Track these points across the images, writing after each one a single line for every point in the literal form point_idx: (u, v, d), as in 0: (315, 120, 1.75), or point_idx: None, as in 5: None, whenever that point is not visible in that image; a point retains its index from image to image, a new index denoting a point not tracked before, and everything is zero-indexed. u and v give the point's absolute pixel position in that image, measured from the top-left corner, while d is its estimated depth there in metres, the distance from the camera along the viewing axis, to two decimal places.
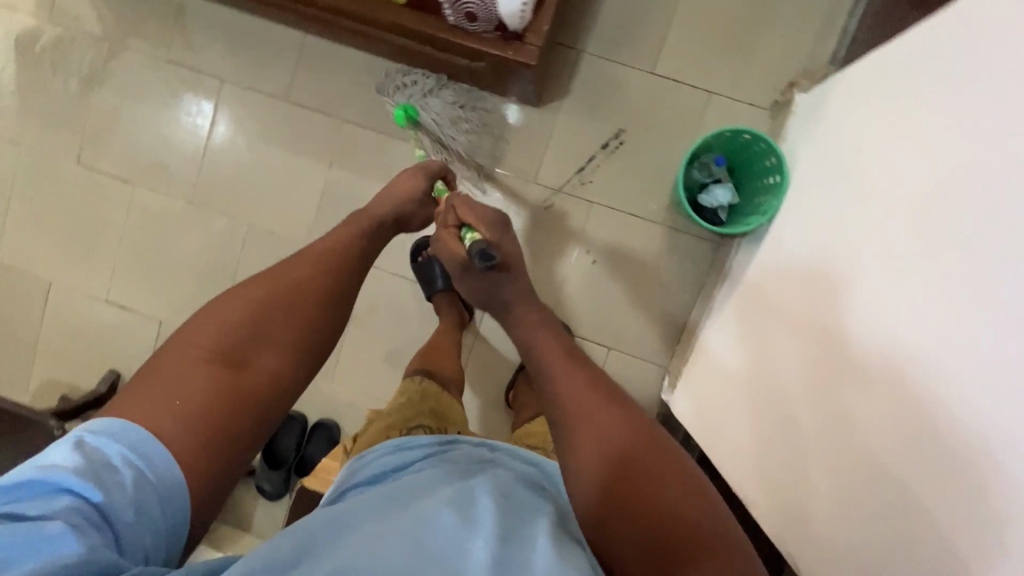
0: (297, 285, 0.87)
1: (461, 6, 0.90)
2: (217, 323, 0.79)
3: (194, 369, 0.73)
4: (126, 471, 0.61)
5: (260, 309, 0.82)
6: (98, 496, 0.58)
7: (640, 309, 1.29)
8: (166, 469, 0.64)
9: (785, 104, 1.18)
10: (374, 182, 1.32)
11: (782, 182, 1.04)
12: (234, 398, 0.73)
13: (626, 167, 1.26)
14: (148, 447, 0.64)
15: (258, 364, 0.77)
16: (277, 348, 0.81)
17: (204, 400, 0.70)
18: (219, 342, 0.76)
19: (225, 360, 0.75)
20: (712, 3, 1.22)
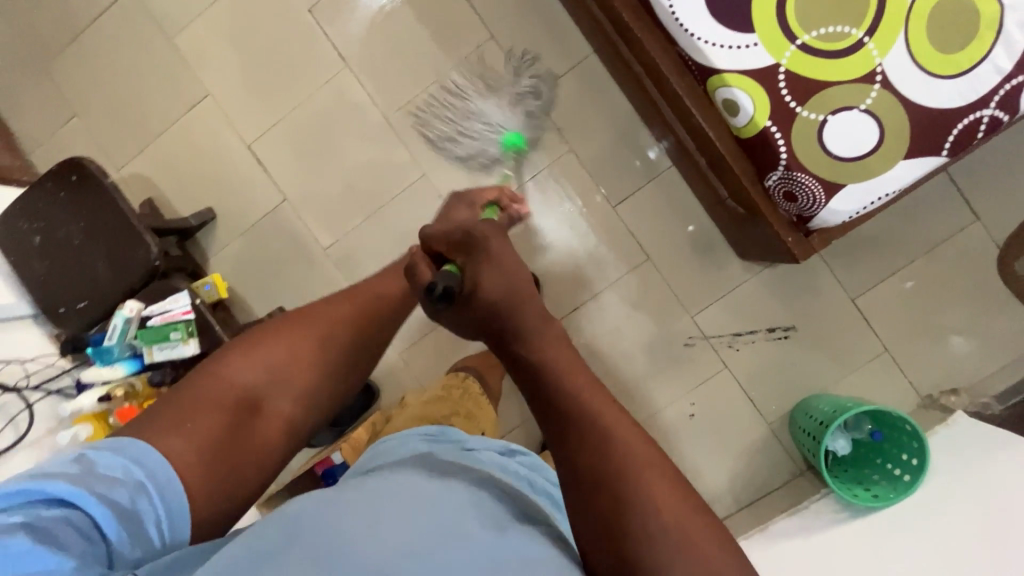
0: (349, 340, 0.69)
1: (789, 184, 0.87)
2: (251, 350, 0.64)
3: (219, 402, 0.59)
4: (126, 481, 0.51)
5: (302, 343, 0.66)
6: (90, 508, 0.48)
7: (701, 479, 1.30)
8: (168, 481, 0.53)
9: (940, 407, 1.21)
10: (559, 218, 1.28)
11: (908, 484, 1.06)
12: (250, 438, 0.60)
13: (773, 360, 1.27)
14: (153, 461, 0.53)
15: (280, 407, 0.63)
16: (304, 390, 0.65)
17: (223, 438, 0.58)
18: (241, 373, 0.62)
19: (249, 400, 0.61)
20: (941, 282, 1.22)
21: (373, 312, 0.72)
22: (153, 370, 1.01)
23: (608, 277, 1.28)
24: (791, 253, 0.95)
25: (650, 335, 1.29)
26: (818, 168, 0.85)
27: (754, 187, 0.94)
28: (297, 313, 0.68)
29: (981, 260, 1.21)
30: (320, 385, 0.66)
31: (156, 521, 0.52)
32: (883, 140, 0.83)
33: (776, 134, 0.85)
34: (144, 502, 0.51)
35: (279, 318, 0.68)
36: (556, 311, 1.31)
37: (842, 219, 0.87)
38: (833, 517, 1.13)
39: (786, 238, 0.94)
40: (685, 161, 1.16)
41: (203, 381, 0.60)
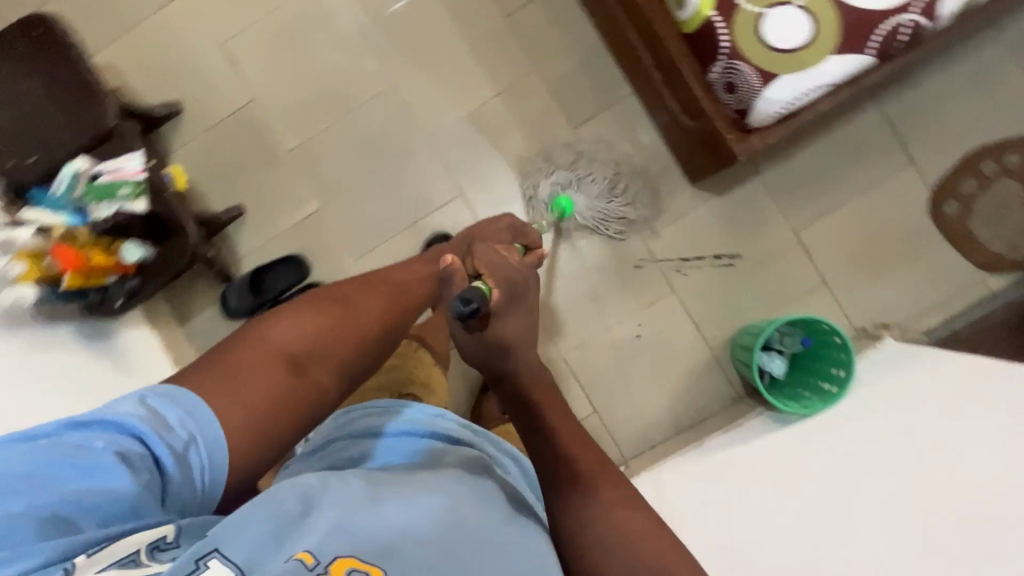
0: (378, 310, 0.72)
1: (729, 73, 0.93)
2: (295, 324, 0.65)
3: (262, 363, 0.61)
4: (178, 429, 0.53)
5: (339, 319, 0.68)
6: (154, 449, 0.51)
7: (643, 401, 1.32)
8: (214, 440, 0.55)
9: (871, 337, 1.26)
10: (522, 137, 1.32)
11: (835, 394, 1.10)
12: (294, 409, 0.61)
13: (718, 286, 1.31)
14: (203, 418, 0.55)
15: (320, 376, 0.63)
16: (340, 359, 0.66)
17: (267, 405, 0.59)
18: (285, 344, 0.63)
19: (292, 360, 0.62)
20: (877, 220, 1.29)
21: (396, 298, 0.75)
22: (96, 222, 0.98)
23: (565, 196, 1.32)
24: (731, 149, 1.00)
25: (602, 255, 1.32)
26: (755, 56, 0.91)
27: (699, 84, 0.99)
28: (331, 300, 0.69)
29: (915, 200, 1.28)
30: (355, 357, 0.68)
31: (202, 471, 0.54)
32: (815, 34, 0.90)
33: (717, 24, 0.91)
34: (191, 455, 0.53)
35: (319, 300, 0.69)
36: None
37: (776, 108, 0.93)
38: (764, 428, 1.16)
39: (728, 134, 0.99)
40: (643, 81, 1.22)
41: (252, 349, 0.61)
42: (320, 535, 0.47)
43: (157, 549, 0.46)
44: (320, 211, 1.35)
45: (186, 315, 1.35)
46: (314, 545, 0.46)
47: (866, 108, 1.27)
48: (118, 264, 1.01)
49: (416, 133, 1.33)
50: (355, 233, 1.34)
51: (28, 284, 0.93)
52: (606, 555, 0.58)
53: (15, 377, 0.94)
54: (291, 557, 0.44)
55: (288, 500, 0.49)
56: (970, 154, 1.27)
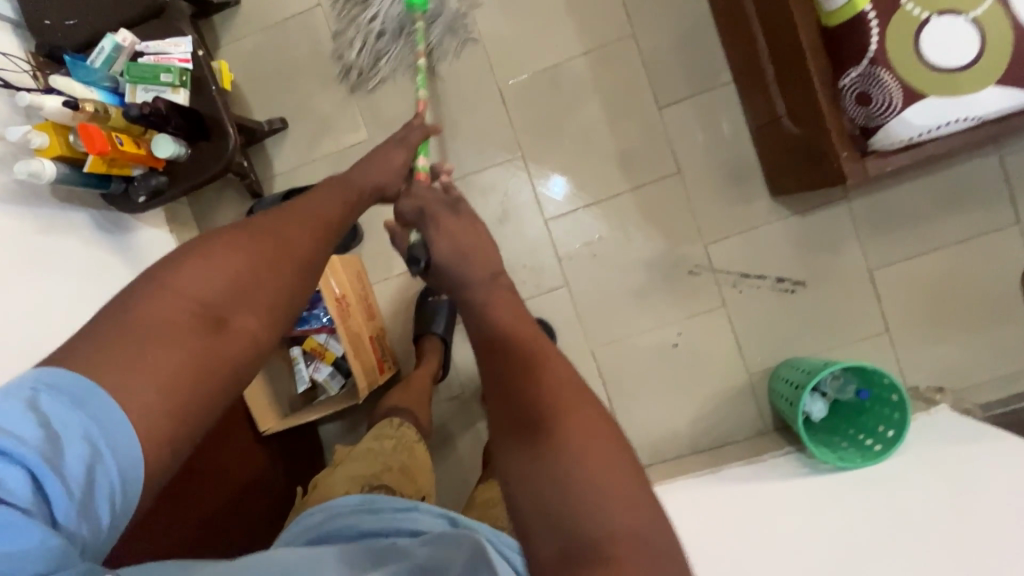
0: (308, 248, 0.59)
1: (867, 82, 0.81)
2: (206, 264, 0.52)
3: (169, 321, 0.48)
4: (81, 442, 0.40)
5: (264, 258, 0.55)
6: (48, 475, 0.39)
7: (664, 412, 1.25)
8: (126, 453, 0.42)
9: (921, 398, 1.17)
10: (600, 106, 1.20)
11: (878, 453, 1.02)
12: (214, 362, 0.49)
13: (773, 310, 1.21)
14: (104, 414, 0.42)
15: (247, 323, 0.52)
16: (272, 304, 0.54)
17: (178, 366, 0.46)
18: (193, 288, 0.50)
19: (207, 316, 0.50)
20: (961, 276, 1.18)
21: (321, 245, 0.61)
22: (130, 106, 0.89)
23: (632, 181, 1.21)
24: (840, 169, 0.88)
25: (657, 253, 1.22)
26: (904, 68, 0.78)
27: (825, 89, 0.86)
28: (243, 233, 0.56)
29: (1010, 264, 1.17)
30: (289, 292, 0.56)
31: (109, 495, 0.41)
32: (981, 56, 0.77)
33: (872, 21, 0.78)
34: (99, 473, 0.41)
35: (229, 235, 0.56)
36: (568, 202, 1.22)
37: (910, 135, 0.81)
38: (792, 471, 1.08)
39: (841, 151, 0.87)
40: (749, 71, 1.09)
41: (156, 298, 0.49)
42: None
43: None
44: (367, 142, 1.24)
45: (208, 224, 1.27)
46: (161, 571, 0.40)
47: (985, 151, 1.14)
48: (146, 156, 0.92)
49: (486, 79, 1.21)
50: None
51: (48, 158, 0.84)
52: (538, 466, 0.45)
53: (26, 257, 0.88)
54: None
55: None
56: None
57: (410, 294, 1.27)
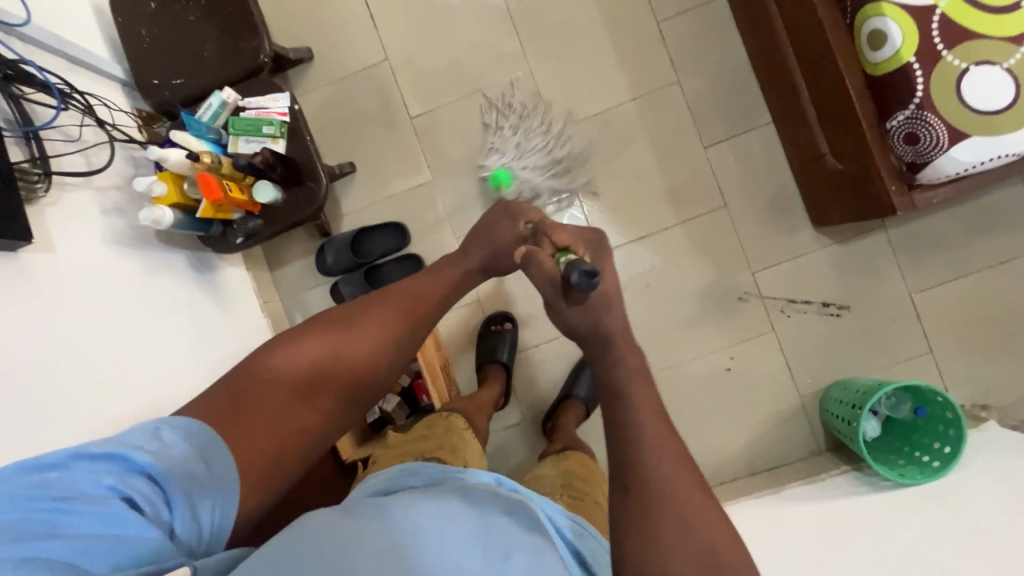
0: (389, 335, 0.74)
1: (914, 125, 0.89)
2: (305, 350, 0.68)
3: (270, 396, 0.64)
4: (192, 461, 0.55)
5: (347, 343, 0.70)
6: (164, 478, 0.53)
7: (719, 434, 1.29)
8: (224, 475, 0.57)
9: (968, 416, 1.22)
10: (649, 147, 1.29)
11: (937, 470, 1.05)
12: (296, 436, 0.64)
13: (820, 333, 1.27)
14: (211, 452, 0.57)
15: (327, 400, 0.68)
16: (350, 383, 0.70)
17: (271, 431, 0.62)
18: (290, 368, 0.66)
19: (298, 391, 0.66)
20: (996, 297, 1.25)
21: (399, 332, 0.75)
22: (238, 156, 0.96)
23: (681, 214, 1.29)
24: (890, 201, 0.95)
25: (707, 280, 1.29)
26: (948, 112, 0.87)
27: (872, 131, 0.95)
28: (336, 324, 0.72)
29: None
30: (361, 380, 0.71)
31: (211, 506, 0.55)
32: (1017, 99, 0.85)
33: (917, 71, 0.87)
34: (204, 485, 0.55)
35: (328, 325, 0.72)
36: (621, 236, 1.30)
37: (956, 170, 0.89)
38: (852, 488, 1.12)
39: (890, 185, 0.95)
40: (789, 114, 1.18)
41: (261, 376, 0.65)
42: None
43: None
44: (430, 182, 1.33)
45: (278, 262, 1.34)
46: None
47: (1011, 182, 1.23)
48: (248, 201, 1.00)
49: (542, 124, 1.30)
50: (461, 212, 1.32)
51: (165, 206, 0.91)
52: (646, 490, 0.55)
53: (135, 295, 0.94)
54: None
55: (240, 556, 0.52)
56: None
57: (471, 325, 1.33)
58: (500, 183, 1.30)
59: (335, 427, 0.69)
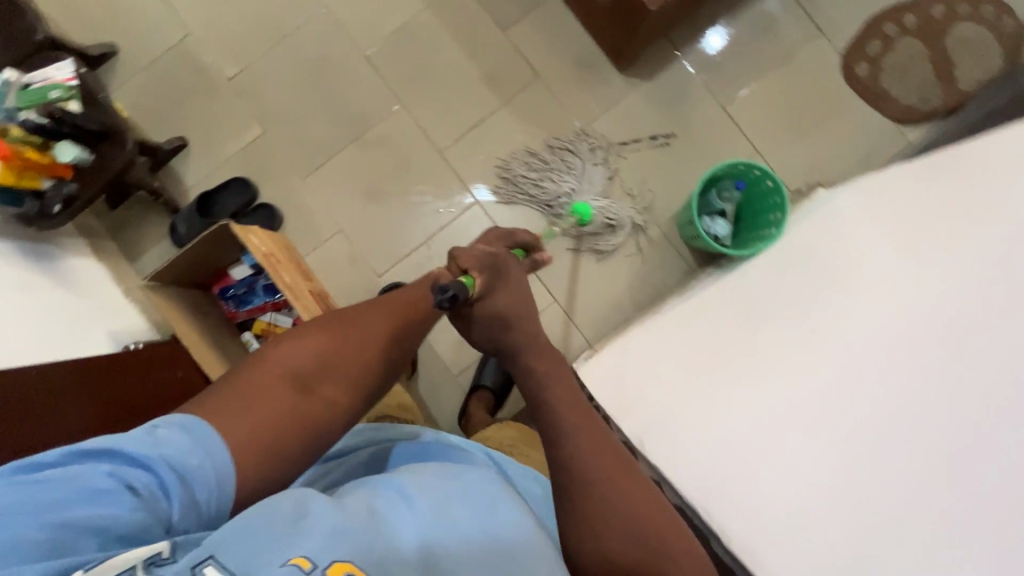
0: (378, 338, 0.74)
1: None
2: (312, 344, 0.69)
3: (276, 387, 0.64)
4: (190, 455, 0.55)
5: (342, 343, 0.71)
6: (162, 468, 0.53)
7: (600, 284, 1.36)
8: (223, 471, 0.56)
9: (803, 195, 1.32)
10: (456, 44, 1.37)
11: (773, 234, 1.12)
12: (306, 431, 0.64)
13: (657, 163, 1.36)
14: (212, 451, 0.56)
15: (322, 398, 0.66)
16: (352, 380, 0.70)
17: (268, 422, 0.61)
18: (298, 360, 0.67)
19: (295, 387, 0.65)
20: (796, 88, 1.37)
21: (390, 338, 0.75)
22: (28, 120, 0.99)
23: (502, 96, 1.37)
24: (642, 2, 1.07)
25: (543, 147, 1.36)
26: None
27: None
28: (337, 320, 0.73)
29: (827, 67, 1.37)
30: (366, 373, 0.71)
31: (209, 497, 0.55)
32: None
33: None
34: (200, 477, 0.54)
35: (332, 321, 0.73)
36: (456, 132, 1.37)
37: None
38: (711, 279, 1.19)
39: None
40: None
41: (268, 369, 0.65)
42: (320, 538, 0.48)
43: (153, 565, 0.48)
44: (264, 135, 1.37)
45: (137, 252, 1.35)
46: (311, 551, 0.47)
47: None
48: (51, 164, 1.02)
49: (353, 52, 1.37)
50: (301, 153, 1.37)
51: None
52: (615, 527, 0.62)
53: None
54: (286, 563, 0.46)
55: (286, 505, 0.50)
56: (869, 19, 1.37)
57: (340, 254, 1.35)
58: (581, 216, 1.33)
59: (329, 431, 0.66)
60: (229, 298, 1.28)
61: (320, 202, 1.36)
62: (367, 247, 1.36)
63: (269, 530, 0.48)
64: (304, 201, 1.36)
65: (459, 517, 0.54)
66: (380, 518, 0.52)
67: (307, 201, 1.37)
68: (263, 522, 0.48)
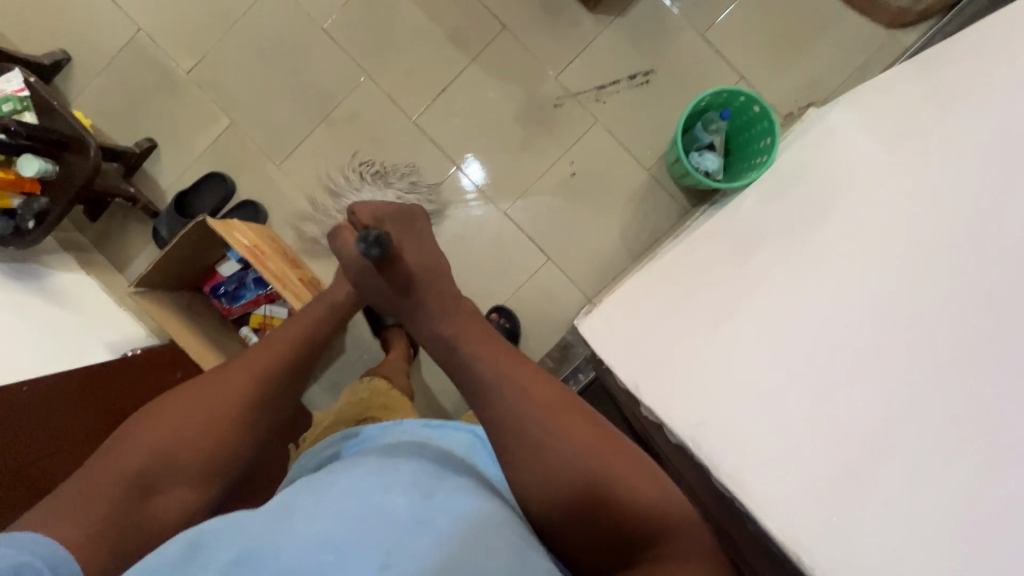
0: (246, 406, 0.68)
1: None
2: (163, 425, 0.64)
3: (115, 489, 0.59)
4: (5, 557, 0.49)
5: (203, 415, 0.66)
6: None
7: (593, 237, 1.32)
8: (64, 556, 0.53)
9: (796, 118, 1.26)
10: (415, 5, 1.31)
11: (765, 162, 1.07)
12: (152, 531, 0.60)
13: (638, 104, 1.30)
14: (39, 545, 0.52)
15: (174, 493, 0.62)
16: (208, 464, 0.64)
17: (112, 518, 0.57)
18: (144, 452, 0.62)
19: (144, 483, 0.60)
20: (777, 4, 1.29)
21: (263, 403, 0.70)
22: None
23: (470, 53, 1.31)
24: None
25: (518, 102, 1.31)
26: None
27: None
28: (197, 386, 0.68)
29: None
30: (229, 451, 0.66)
31: None
32: None
33: None
34: (34, 570, 0.50)
35: (190, 391, 0.68)
36: (426, 97, 1.32)
37: None
38: (706, 216, 1.15)
39: None
40: None
41: (109, 468, 0.60)
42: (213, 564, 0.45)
43: None
44: (233, 126, 1.33)
45: (126, 261, 1.34)
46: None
47: None
48: (17, 180, 1.00)
49: (310, 27, 1.32)
50: (272, 140, 1.34)
51: None
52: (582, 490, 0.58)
53: None
54: None
55: (174, 549, 0.47)
56: None
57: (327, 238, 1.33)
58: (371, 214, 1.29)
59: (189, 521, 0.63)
60: (221, 295, 1.27)
61: (300, 189, 1.33)
62: None
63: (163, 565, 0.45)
64: (283, 189, 1.33)
65: (388, 504, 0.50)
66: (289, 523, 0.48)
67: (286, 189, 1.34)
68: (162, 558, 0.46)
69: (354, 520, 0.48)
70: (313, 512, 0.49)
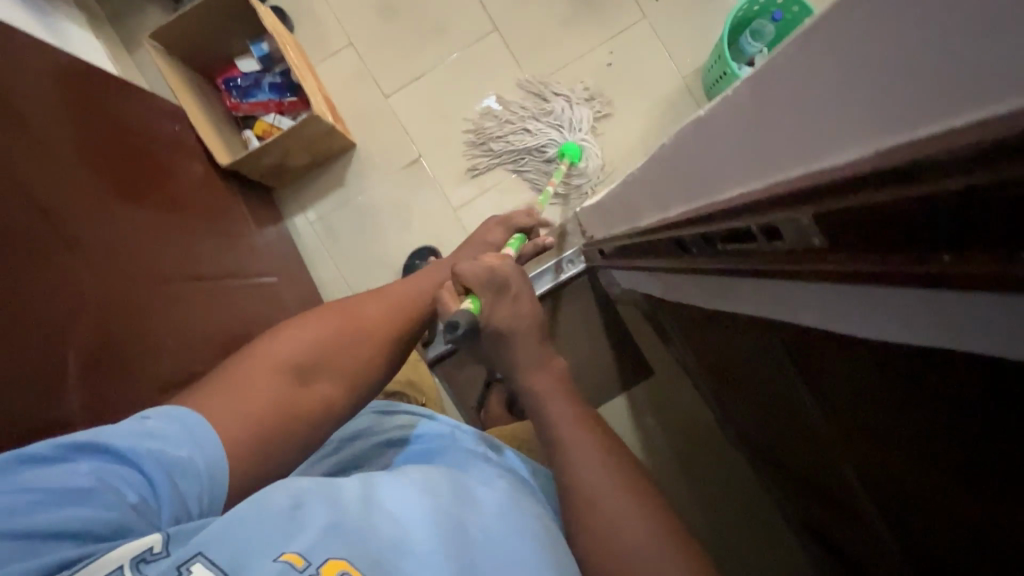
0: (367, 356, 0.68)
1: None
2: (309, 330, 0.65)
3: (270, 377, 0.58)
4: (178, 448, 0.48)
5: (339, 324, 0.67)
6: (143, 461, 0.45)
7: (615, 131, 1.31)
8: (215, 458, 0.49)
9: None
10: None
11: None
12: (300, 418, 0.59)
13: (688, 8, 1.30)
14: (201, 432, 0.50)
15: (324, 387, 0.62)
16: (347, 379, 0.65)
17: (273, 411, 0.56)
18: (297, 350, 0.62)
19: (300, 373, 0.61)
20: None
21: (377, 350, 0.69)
22: None
23: None
24: None
25: None
26: None
27: None
28: (334, 309, 0.69)
29: None
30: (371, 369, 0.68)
31: (200, 495, 0.48)
32: None
33: None
34: (189, 471, 0.47)
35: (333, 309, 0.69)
36: None
37: None
38: None
39: None
40: None
41: (273, 359, 0.60)
42: (313, 535, 0.44)
43: (144, 562, 0.40)
44: None
45: (138, 44, 1.29)
46: (303, 547, 0.43)
47: None
48: None
49: None
50: None
51: None
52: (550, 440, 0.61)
53: None
54: (277, 559, 0.42)
55: (277, 498, 0.45)
56: None
57: (350, 68, 1.31)
58: (568, 154, 1.26)
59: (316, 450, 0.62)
60: (232, 88, 1.20)
61: (335, 15, 1.31)
62: (379, 66, 1.31)
63: (258, 517, 0.43)
64: (319, 12, 1.31)
65: (455, 517, 0.52)
66: (372, 512, 0.48)
67: (321, 11, 1.31)
68: (256, 521, 0.43)
69: (423, 522, 0.50)
70: (388, 511, 0.49)
